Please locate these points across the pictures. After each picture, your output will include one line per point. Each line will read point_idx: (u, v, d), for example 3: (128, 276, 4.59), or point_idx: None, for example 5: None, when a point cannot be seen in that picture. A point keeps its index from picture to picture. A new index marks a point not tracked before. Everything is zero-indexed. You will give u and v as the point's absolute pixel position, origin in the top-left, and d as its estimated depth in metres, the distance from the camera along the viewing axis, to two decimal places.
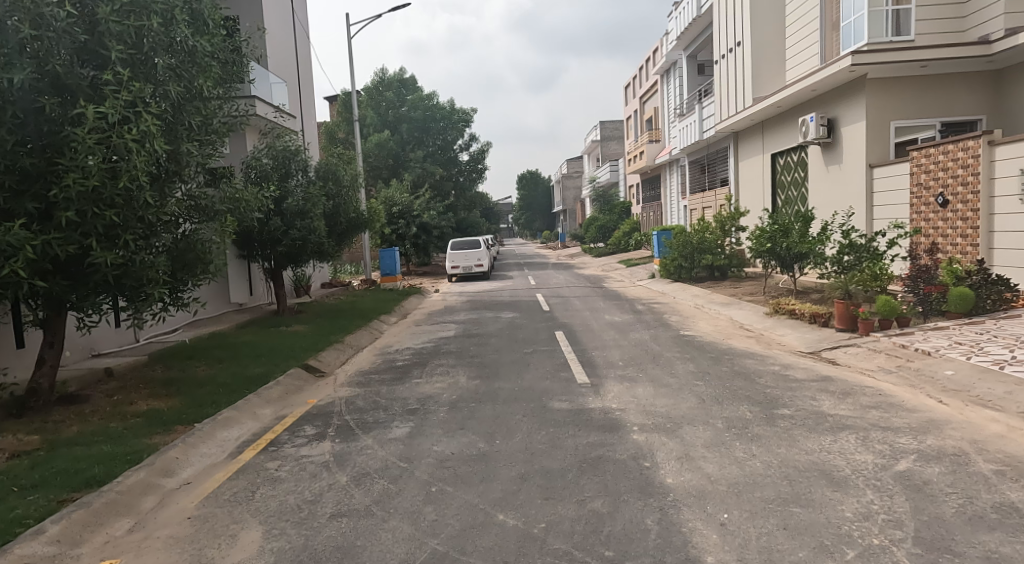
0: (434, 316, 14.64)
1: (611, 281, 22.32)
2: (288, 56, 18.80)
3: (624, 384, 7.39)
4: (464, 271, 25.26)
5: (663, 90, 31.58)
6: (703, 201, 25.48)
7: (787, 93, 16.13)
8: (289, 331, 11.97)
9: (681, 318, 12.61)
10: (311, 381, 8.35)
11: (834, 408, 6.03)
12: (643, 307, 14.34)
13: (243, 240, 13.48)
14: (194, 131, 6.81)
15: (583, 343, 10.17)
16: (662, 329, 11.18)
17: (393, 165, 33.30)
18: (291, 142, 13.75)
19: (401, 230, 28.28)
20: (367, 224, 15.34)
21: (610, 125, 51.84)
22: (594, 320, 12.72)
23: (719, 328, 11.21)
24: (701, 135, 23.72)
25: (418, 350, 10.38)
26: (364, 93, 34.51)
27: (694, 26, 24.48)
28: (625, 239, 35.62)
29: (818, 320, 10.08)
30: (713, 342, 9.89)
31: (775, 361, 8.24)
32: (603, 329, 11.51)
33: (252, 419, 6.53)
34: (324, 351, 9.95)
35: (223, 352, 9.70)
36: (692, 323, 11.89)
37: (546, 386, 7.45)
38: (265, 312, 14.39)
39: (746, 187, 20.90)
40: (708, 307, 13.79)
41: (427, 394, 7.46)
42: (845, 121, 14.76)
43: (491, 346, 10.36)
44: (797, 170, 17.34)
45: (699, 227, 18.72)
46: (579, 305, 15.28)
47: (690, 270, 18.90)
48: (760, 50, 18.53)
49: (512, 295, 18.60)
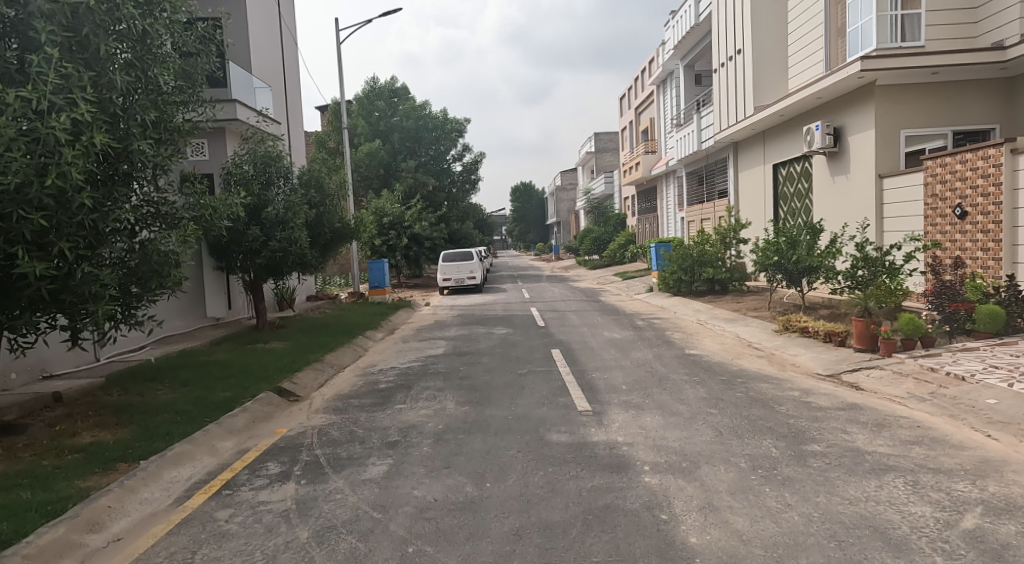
0: (423, 332, 13.88)
1: (607, 294, 21.60)
2: (273, 61, 18.08)
3: (630, 413, 6.65)
4: (457, 283, 24.52)
5: (659, 100, 31.04)
6: (701, 212, 24.87)
7: (791, 101, 15.54)
8: (266, 349, 11.18)
9: (685, 335, 11.89)
10: (283, 407, 7.57)
11: (871, 444, 5.30)
12: (644, 323, 13.64)
13: (220, 251, 12.69)
14: (148, 129, 6.21)
15: (583, 363, 9.45)
16: (666, 348, 10.46)
17: (384, 175, 32.61)
18: (272, 148, 13.02)
19: (392, 241, 27.60)
20: (353, 235, 14.58)
21: (605, 136, 51.34)
22: (592, 337, 11.98)
23: (726, 347, 10.51)
24: (699, 145, 23.14)
25: (404, 370, 9.62)
26: (356, 102, 33.77)
27: (691, 35, 23.97)
28: (621, 251, 35.05)
29: (834, 339, 9.38)
30: (722, 363, 9.17)
31: (793, 386, 7.52)
32: (603, 347, 10.79)
33: (209, 454, 5.76)
34: (301, 372, 9.18)
35: (190, 372, 8.91)
36: (697, 341, 11.17)
37: (543, 414, 6.70)
38: (245, 327, 13.61)
39: (747, 198, 20.28)
40: (711, 324, 13.08)
41: (410, 422, 6.70)
42: (852, 130, 14.16)
43: (482, 366, 9.61)
44: (801, 181, 16.71)
45: (699, 239, 18.05)
46: (576, 320, 14.56)
47: (689, 283, 18.21)
48: (762, 58, 17.98)
49: (505, 309, 17.88)
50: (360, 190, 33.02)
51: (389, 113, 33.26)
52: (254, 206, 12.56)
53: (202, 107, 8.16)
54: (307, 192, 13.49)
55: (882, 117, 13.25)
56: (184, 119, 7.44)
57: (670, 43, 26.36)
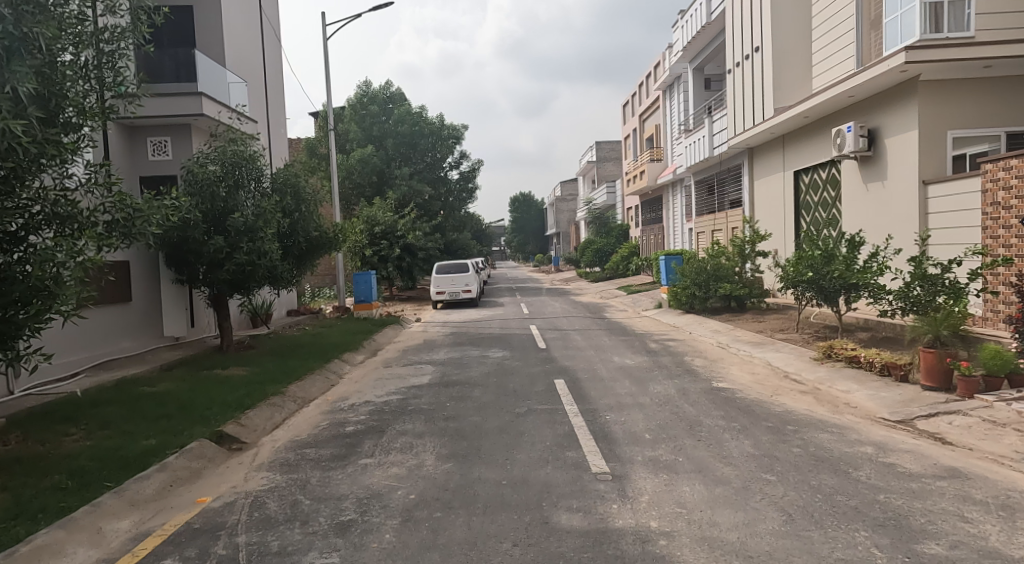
0: (409, 355, 12.34)
1: (612, 311, 20.03)
2: (252, 55, 16.62)
3: (661, 478, 5.11)
4: (451, 297, 22.94)
5: (665, 106, 29.69)
6: (712, 223, 23.38)
7: (819, 99, 14.07)
8: (224, 377, 9.63)
9: (708, 363, 10.32)
10: (218, 460, 6.01)
11: (1013, 543, 3.78)
12: (658, 346, 12.12)
13: (179, 261, 11.12)
14: (22, 99, 4.75)
15: (594, 399, 7.92)
16: (691, 380, 8.90)
17: (377, 182, 31.11)
18: (240, 145, 11.32)
19: (384, 252, 26.06)
20: (335, 245, 12.96)
21: (607, 146, 49.99)
22: (601, 364, 10.42)
23: (759, 379, 8.98)
24: (712, 151, 21.63)
25: (379, 407, 8.07)
26: (348, 107, 32.41)
27: (702, 35, 22.56)
28: (623, 263, 33.84)
29: (895, 373, 7.86)
30: (762, 401, 7.62)
31: (861, 437, 6.00)
32: (616, 378, 9.26)
33: (90, 543, 4.22)
34: (254, 409, 7.61)
35: (118, 409, 7.34)
36: (724, 371, 9.60)
37: (548, 480, 5.16)
38: (207, 348, 12.05)
39: (764, 208, 18.78)
40: (735, 348, 11.53)
41: (374, 489, 5.15)
42: (889, 131, 12.69)
43: (473, 402, 8.06)
44: (827, 189, 15.26)
45: (714, 251, 16.53)
46: (582, 341, 13.01)
47: (704, 299, 16.69)
48: (784, 55, 16.53)
49: (502, 327, 16.35)
50: (353, 198, 31.50)
51: (381, 118, 31.98)
52: (218, 212, 10.85)
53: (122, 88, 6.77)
54: (280, 196, 11.81)
55: (928, 116, 11.78)
56: (95, 97, 6.04)
57: (678, 45, 24.96)
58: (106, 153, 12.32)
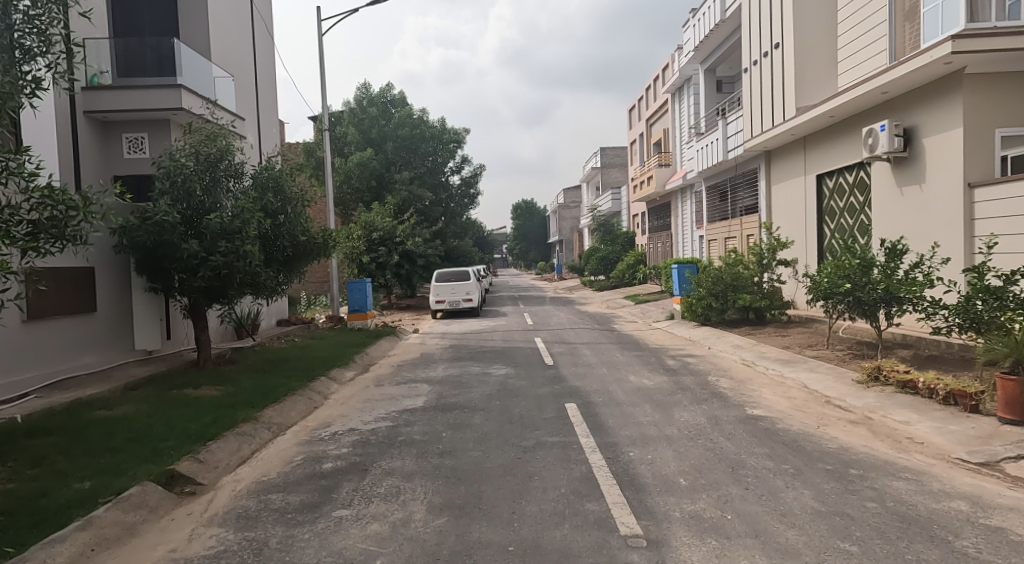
0: (405, 372, 11.29)
1: (621, 322, 18.92)
2: (242, 49, 15.66)
3: (708, 546, 4.06)
4: (451, 306, 21.86)
5: (674, 110, 28.70)
6: (725, 230, 22.29)
7: (849, 96, 13.03)
8: (195, 397, 8.59)
9: (737, 385, 9.24)
10: (163, 511, 4.96)
11: None
12: (677, 364, 11.06)
13: (151, 268, 10.08)
14: None
15: (613, 431, 6.85)
16: (721, 407, 7.82)
17: (376, 187, 30.12)
18: (219, 139, 10.25)
19: (382, 258, 25.01)
20: (325, 252, 11.94)
21: (611, 152, 49.09)
22: (616, 385, 9.35)
23: (798, 404, 7.93)
24: (726, 155, 20.55)
25: (364, 438, 7.00)
26: (346, 109, 31.42)
27: (716, 34, 21.54)
28: (630, 272, 32.90)
29: (964, 402, 6.84)
30: (810, 434, 6.55)
31: (945, 486, 4.94)
32: (635, 402, 8.18)
33: None
34: (219, 439, 6.55)
35: (58, 440, 6.30)
36: (757, 395, 8.51)
37: (565, 546, 4.11)
38: (182, 362, 11.01)
39: (782, 213, 17.75)
40: (762, 367, 10.44)
41: (347, 557, 4.10)
42: (929, 130, 11.67)
43: (474, 433, 6.98)
44: (856, 194, 14.25)
45: (731, 259, 15.45)
46: (592, 357, 11.93)
47: (721, 311, 15.64)
48: (808, 50, 15.50)
49: (506, 339, 15.30)
50: (350, 203, 30.51)
51: (382, 121, 30.98)
52: (193, 212, 9.80)
53: (51, 64, 5.77)
54: (263, 196, 10.73)
55: (974, 114, 10.77)
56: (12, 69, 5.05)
57: (690, 45, 24.00)
58: (74, 146, 11.31)
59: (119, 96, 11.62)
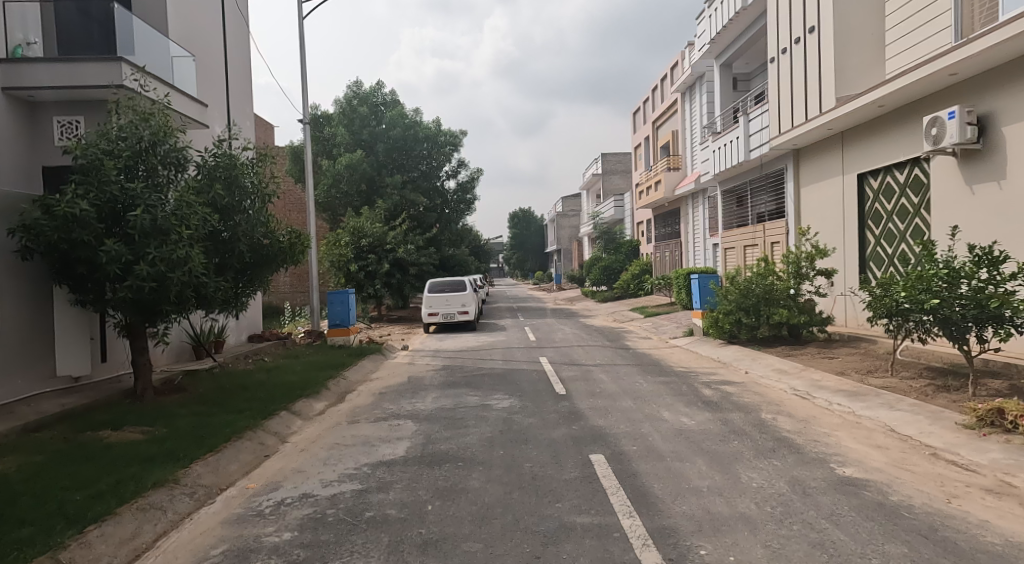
0: (388, 403, 9.35)
1: (635, 338, 17.01)
2: (208, 27, 13.77)
3: None
4: (445, 319, 19.90)
5: (685, 110, 26.89)
6: (745, 238, 20.38)
7: (904, 81, 11.28)
8: (110, 444, 6.62)
9: (802, 427, 7.29)
10: None
11: None
12: (716, 395, 9.14)
13: (74, 278, 8.26)
14: None
15: (665, 507, 4.90)
16: (798, 463, 5.88)
17: (366, 191, 28.26)
18: (153, 119, 8.50)
19: (371, 267, 23.04)
20: (292, 257, 10.06)
21: (614, 158, 47.26)
22: (649, 427, 7.39)
23: (899, 459, 6.03)
24: (748, 155, 18.68)
25: (318, 515, 5.03)
26: (336, 108, 29.51)
27: (735, 24, 19.74)
28: (635, 283, 31.37)
29: None
30: (947, 514, 4.63)
31: None
32: (682, 455, 6.24)
33: None
34: (108, 521, 4.61)
35: None
36: (836, 443, 6.57)
37: None
38: (118, 391, 9.07)
39: (814, 218, 15.94)
40: (822, 400, 8.51)
41: None
42: (1010, 117, 9.90)
43: (471, 507, 5.04)
44: (910, 195, 12.52)
45: (762, 269, 13.60)
46: (611, 385, 9.96)
47: (751, 327, 13.75)
48: (849, 32, 13.69)
49: (506, 359, 13.35)
50: (339, 207, 28.62)
51: (373, 121, 29.05)
52: (119, 207, 7.95)
53: None
54: (209, 185, 8.81)
55: None
56: None
57: (704, 38, 22.16)
58: None
59: (45, 71, 9.73)
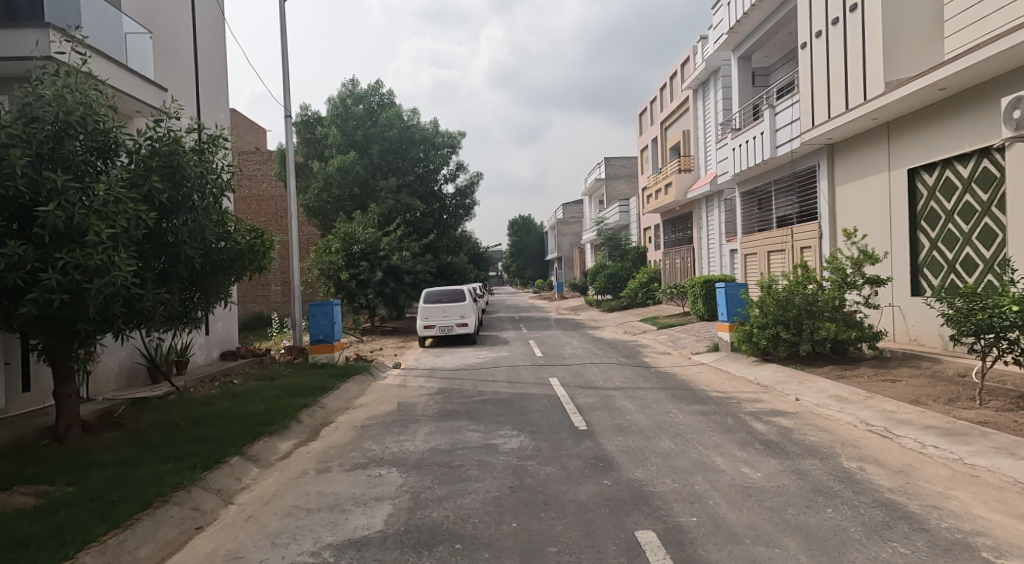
0: (370, 441, 7.63)
1: (653, 354, 15.29)
2: (171, 5, 12.12)
3: None
4: (442, 332, 18.21)
5: (699, 107, 25.26)
6: (769, 242, 18.68)
7: (981, 56, 9.59)
8: None
9: (906, 483, 5.55)
10: None
11: None
12: (773, 432, 7.42)
13: None
14: None
15: None
16: (935, 551, 4.16)
17: (359, 195, 26.57)
18: (71, 93, 6.73)
19: (363, 275, 21.34)
20: (251, 262, 8.32)
21: (617, 162, 45.66)
22: (703, 482, 5.68)
23: None
24: (775, 152, 16.98)
25: None
26: (329, 107, 27.79)
27: (758, 12, 18.09)
28: (642, 292, 29.64)
29: None
30: None
31: None
32: (765, 533, 4.53)
33: None
34: None
35: None
36: (968, 512, 4.84)
37: None
38: (37, 429, 7.35)
39: (854, 219, 14.28)
40: (912, 441, 6.79)
41: None
42: None
43: None
44: (977, 191, 10.92)
45: (802, 277, 11.96)
46: (640, 417, 8.25)
47: (791, 343, 12.04)
48: (899, 7, 12.05)
49: (511, 380, 11.60)
50: (330, 212, 26.95)
51: (368, 121, 27.40)
52: (26, 201, 6.26)
53: None
54: (144, 175, 7.05)
55: None
56: None
57: (722, 28, 20.47)
58: None
59: None
